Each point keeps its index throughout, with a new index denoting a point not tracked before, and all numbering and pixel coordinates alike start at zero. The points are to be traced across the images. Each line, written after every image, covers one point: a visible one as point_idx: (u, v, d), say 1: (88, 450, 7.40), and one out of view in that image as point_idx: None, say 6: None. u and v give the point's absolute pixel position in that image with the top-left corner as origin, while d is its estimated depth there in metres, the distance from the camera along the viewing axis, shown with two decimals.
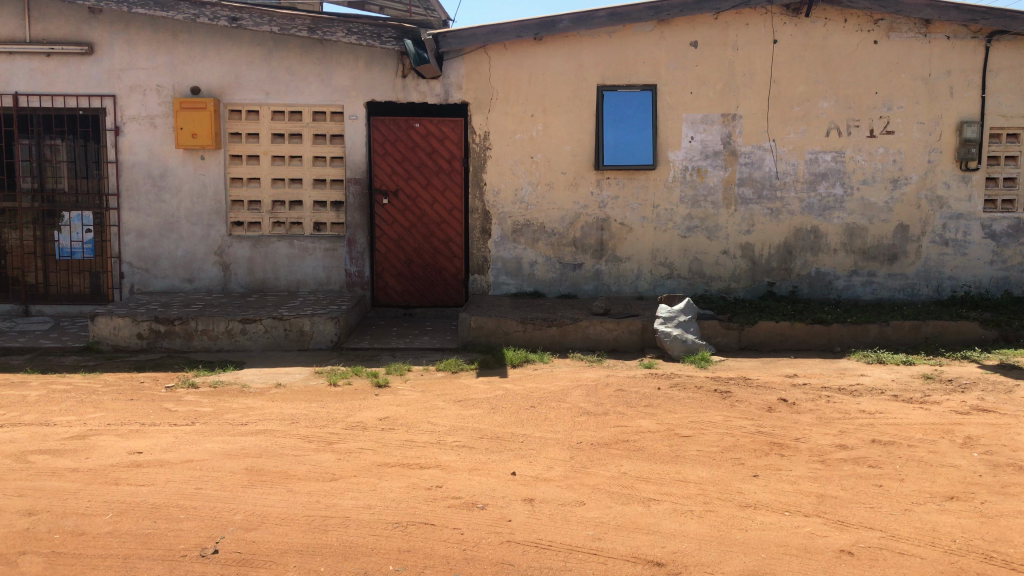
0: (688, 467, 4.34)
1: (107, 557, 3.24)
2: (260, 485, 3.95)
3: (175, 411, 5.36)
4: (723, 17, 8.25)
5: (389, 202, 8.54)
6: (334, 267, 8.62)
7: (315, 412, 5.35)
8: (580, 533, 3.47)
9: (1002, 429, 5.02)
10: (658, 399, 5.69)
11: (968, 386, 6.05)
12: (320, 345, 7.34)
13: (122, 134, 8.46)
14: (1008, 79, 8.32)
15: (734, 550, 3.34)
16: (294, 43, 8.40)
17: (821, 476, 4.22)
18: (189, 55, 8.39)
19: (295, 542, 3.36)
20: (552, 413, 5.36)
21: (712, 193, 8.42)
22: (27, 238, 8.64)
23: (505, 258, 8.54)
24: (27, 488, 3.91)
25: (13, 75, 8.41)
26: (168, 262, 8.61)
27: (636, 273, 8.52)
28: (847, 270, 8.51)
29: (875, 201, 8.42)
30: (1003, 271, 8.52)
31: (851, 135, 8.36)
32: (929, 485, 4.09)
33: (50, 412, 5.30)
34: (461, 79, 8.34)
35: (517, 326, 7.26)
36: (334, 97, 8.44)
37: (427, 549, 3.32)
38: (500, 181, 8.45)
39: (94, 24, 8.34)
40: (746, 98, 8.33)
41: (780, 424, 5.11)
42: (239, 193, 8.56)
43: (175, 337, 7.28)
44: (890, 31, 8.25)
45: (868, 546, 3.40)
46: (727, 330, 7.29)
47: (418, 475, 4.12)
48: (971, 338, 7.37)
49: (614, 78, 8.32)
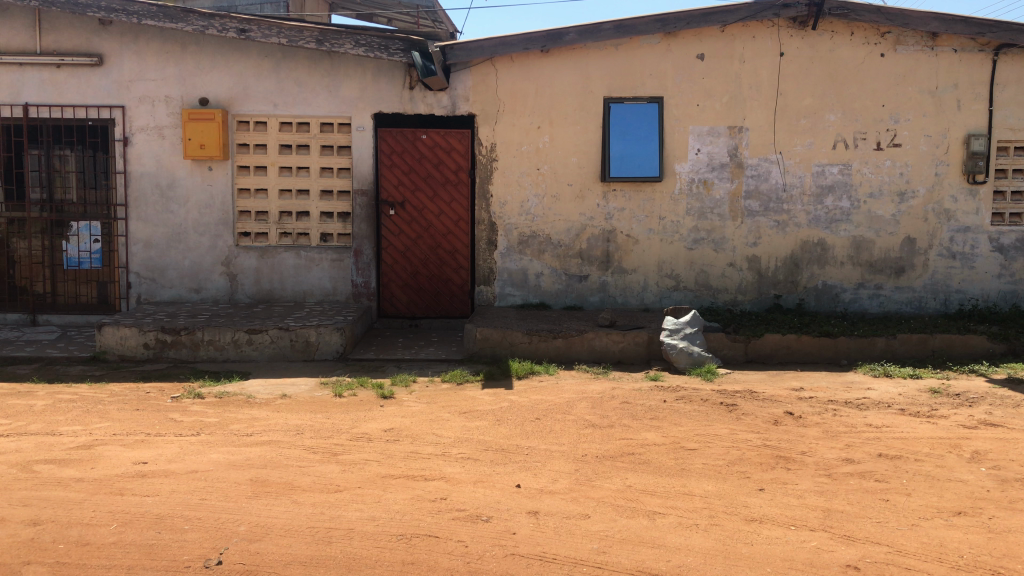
0: (694, 480, 4.33)
1: (113, 567, 3.24)
2: (265, 496, 3.96)
3: (180, 421, 5.37)
4: (729, 30, 8.27)
5: (395, 213, 8.58)
6: (340, 277, 8.65)
7: (321, 422, 5.37)
8: (585, 546, 3.46)
9: (1010, 443, 4.98)
10: (663, 412, 5.68)
11: (976, 400, 6.01)
12: (325, 355, 7.35)
13: (130, 144, 8.52)
14: (1015, 92, 8.28)
15: (739, 564, 3.32)
16: (302, 55, 8.46)
17: (828, 490, 4.20)
18: (198, 66, 8.46)
19: (300, 554, 3.35)
20: (557, 426, 5.34)
21: (718, 206, 8.42)
22: (36, 247, 8.71)
23: (511, 270, 8.55)
24: (33, 497, 3.92)
25: (23, 85, 8.48)
26: (175, 272, 8.65)
27: (642, 284, 8.52)
28: (854, 283, 8.48)
29: (882, 214, 8.40)
30: (1011, 285, 8.47)
31: (858, 148, 8.36)
32: (936, 500, 4.06)
33: (57, 421, 5.32)
34: (468, 92, 8.40)
35: (522, 338, 7.23)
36: (341, 109, 8.49)
37: (431, 561, 3.31)
38: (506, 192, 8.48)
39: (105, 35, 8.42)
40: (753, 111, 8.35)
41: (786, 438, 5.08)
42: (247, 204, 8.59)
43: (181, 346, 7.30)
44: (897, 43, 8.26)
45: (875, 561, 3.37)
46: (733, 342, 7.26)
47: (422, 488, 4.11)
48: (979, 352, 7.32)
49: (621, 91, 8.34)
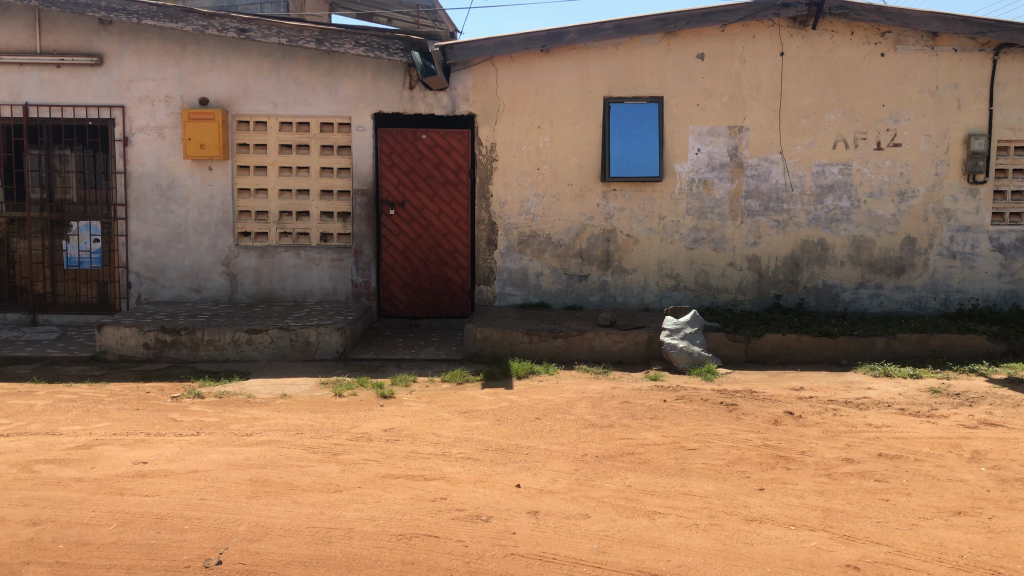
0: (694, 479, 4.32)
1: (113, 567, 3.24)
2: (264, 496, 3.95)
3: (181, 421, 5.37)
4: (730, 30, 8.26)
5: (396, 212, 8.58)
6: (340, 277, 8.64)
7: (321, 422, 5.37)
8: (585, 546, 3.46)
9: (1010, 443, 4.98)
10: (663, 412, 5.67)
11: (976, 400, 6.00)
12: (325, 355, 7.35)
13: (131, 144, 8.53)
14: (1016, 91, 8.28)
15: (739, 564, 3.31)
16: (302, 55, 8.46)
17: (828, 490, 4.19)
18: (198, 66, 8.45)
19: (299, 554, 3.35)
20: (557, 426, 5.33)
21: (718, 205, 8.41)
22: (36, 247, 8.70)
23: (511, 269, 8.55)
24: (32, 497, 3.92)
25: (23, 85, 8.48)
26: (175, 271, 8.65)
27: (642, 284, 8.52)
28: (854, 283, 8.48)
29: (882, 214, 8.40)
30: (1011, 285, 8.47)
31: (858, 148, 8.35)
32: (936, 500, 4.06)
33: (56, 421, 5.32)
34: (468, 91, 8.39)
35: (523, 338, 7.23)
36: (341, 109, 8.49)
37: (431, 561, 3.31)
38: (506, 192, 8.48)
39: (105, 35, 8.42)
40: (753, 110, 8.34)
41: (786, 438, 5.08)
42: (247, 203, 8.59)
43: (181, 346, 7.30)
44: (897, 43, 8.25)
45: (875, 561, 3.37)
46: (733, 342, 7.26)
47: (422, 488, 4.11)
48: (979, 352, 7.32)
49: (621, 91, 8.34)
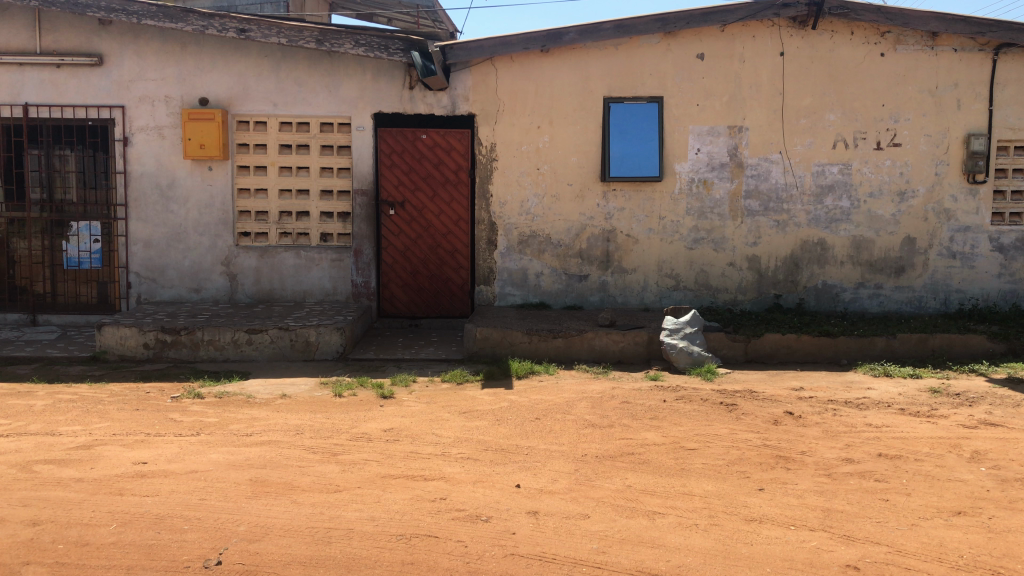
0: (694, 480, 4.32)
1: (112, 567, 3.24)
2: (264, 496, 3.95)
3: (180, 421, 5.37)
4: (729, 30, 8.26)
5: (396, 212, 8.58)
6: (340, 277, 8.64)
7: (320, 422, 5.37)
8: (585, 546, 3.46)
9: (1010, 443, 4.98)
10: (663, 412, 5.67)
11: (976, 400, 6.00)
12: (325, 355, 7.35)
13: (130, 144, 8.53)
14: (1015, 91, 8.28)
15: (739, 565, 3.31)
16: (302, 55, 8.46)
17: (828, 490, 4.19)
18: (198, 66, 8.45)
19: (299, 554, 3.35)
20: (557, 426, 5.33)
21: (718, 205, 8.41)
22: (36, 247, 8.70)
23: (511, 269, 8.55)
24: (32, 498, 3.92)
25: (23, 85, 8.48)
26: (175, 271, 8.65)
27: (642, 284, 8.52)
28: (854, 282, 8.48)
29: (882, 214, 8.40)
30: (1011, 284, 8.47)
31: (858, 148, 8.35)
32: (936, 500, 4.06)
33: (56, 422, 5.32)
34: (468, 91, 8.39)
35: (522, 338, 7.23)
36: (341, 109, 8.49)
37: (430, 561, 3.31)
38: (506, 192, 8.48)
39: (105, 35, 8.42)
40: (752, 110, 8.34)
41: (786, 438, 5.08)
42: (247, 203, 8.59)
43: (181, 346, 7.30)
44: (896, 43, 8.25)
45: (875, 561, 3.37)
46: (733, 342, 7.26)
47: (422, 488, 4.11)
48: (979, 352, 7.32)
49: (620, 90, 8.34)
